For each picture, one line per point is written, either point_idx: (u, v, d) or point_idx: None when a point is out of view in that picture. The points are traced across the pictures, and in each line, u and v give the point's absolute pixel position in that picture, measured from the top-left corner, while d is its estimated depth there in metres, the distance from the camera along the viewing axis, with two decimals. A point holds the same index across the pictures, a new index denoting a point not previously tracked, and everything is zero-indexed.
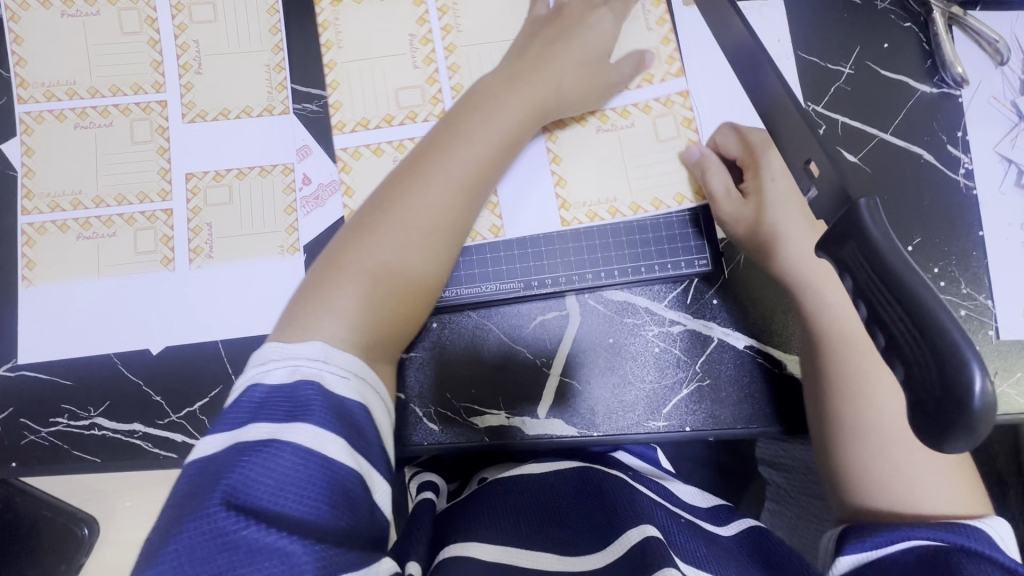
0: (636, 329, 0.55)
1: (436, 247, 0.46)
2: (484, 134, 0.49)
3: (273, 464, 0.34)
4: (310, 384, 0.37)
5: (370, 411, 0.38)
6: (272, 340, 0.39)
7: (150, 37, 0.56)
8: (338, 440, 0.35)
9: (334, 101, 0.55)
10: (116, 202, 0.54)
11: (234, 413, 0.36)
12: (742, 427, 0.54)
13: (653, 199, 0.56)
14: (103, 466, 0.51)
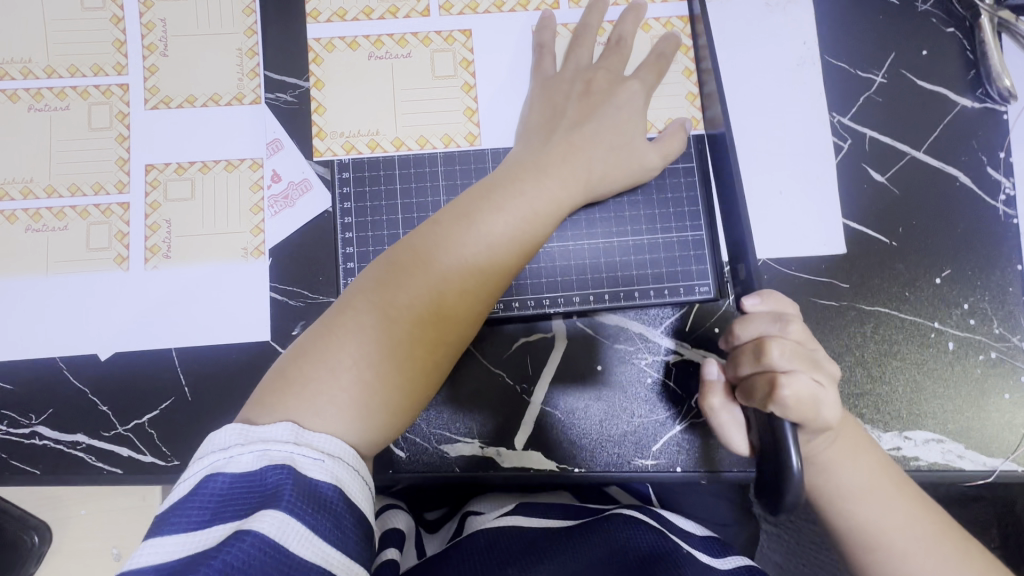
0: (627, 357, 0.50)
1: (462, 305, 0.40)
2: (508, 223, 0.41)
3: (233, 564, 0.29)
4: (280, 469, 0.32)
5: (345, 491, 0.33)
6: (235, 421, 0.34)
7: (113, 14, 0.51)
8: (307, 533, 0.31)
9: (316, 79, 0.51)
10: (69, 193, 0.50)
11: (189, 509, 0.32)
12: (741, 472, 0.49)
13: (653, 216, 0.51)
14: (42, 479, 0.47)
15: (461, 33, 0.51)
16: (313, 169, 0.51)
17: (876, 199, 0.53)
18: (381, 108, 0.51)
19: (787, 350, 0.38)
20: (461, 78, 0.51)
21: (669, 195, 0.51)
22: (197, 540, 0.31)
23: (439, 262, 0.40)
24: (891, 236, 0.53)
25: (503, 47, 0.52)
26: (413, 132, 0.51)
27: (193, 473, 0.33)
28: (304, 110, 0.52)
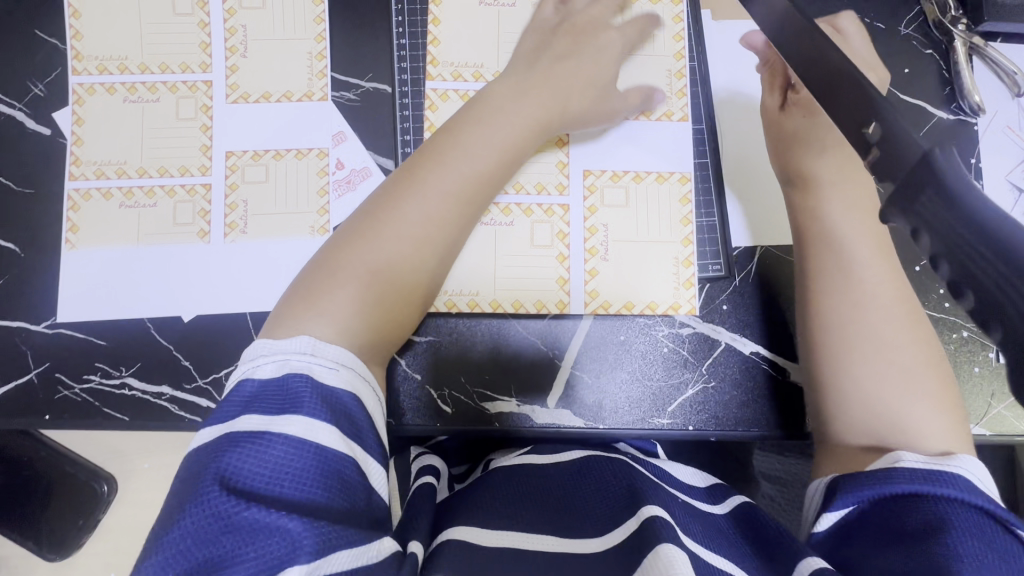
0: (647, 328, 0.57)
1: (457, 203, 0.51)
2: (483, 141, 0.52)
3: (271, 453, 0.37)
4: (298, 376, 0.40)
5: (357, 399, 0.42)
6: (259, 338, 0.43)
7: (200, 19, 0.58)
8: (330, 429, 0.39)
9: (434, 37, 0.59)
10: (158, 174, 0.56)
11: (226, 408, 0.39)
12: (744, 431, 0.56)
13: (672, 203, 0.58)
14: (130, 424, 0.53)
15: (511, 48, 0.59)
16: (373, 160, 0.58)
17: None
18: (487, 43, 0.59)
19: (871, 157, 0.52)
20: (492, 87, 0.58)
21: (685, 185, 0.59)
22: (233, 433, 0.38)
23: (435, 174, 0.50)
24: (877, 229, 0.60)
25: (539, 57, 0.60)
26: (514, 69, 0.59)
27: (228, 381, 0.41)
28: (367, 107, 0.59)
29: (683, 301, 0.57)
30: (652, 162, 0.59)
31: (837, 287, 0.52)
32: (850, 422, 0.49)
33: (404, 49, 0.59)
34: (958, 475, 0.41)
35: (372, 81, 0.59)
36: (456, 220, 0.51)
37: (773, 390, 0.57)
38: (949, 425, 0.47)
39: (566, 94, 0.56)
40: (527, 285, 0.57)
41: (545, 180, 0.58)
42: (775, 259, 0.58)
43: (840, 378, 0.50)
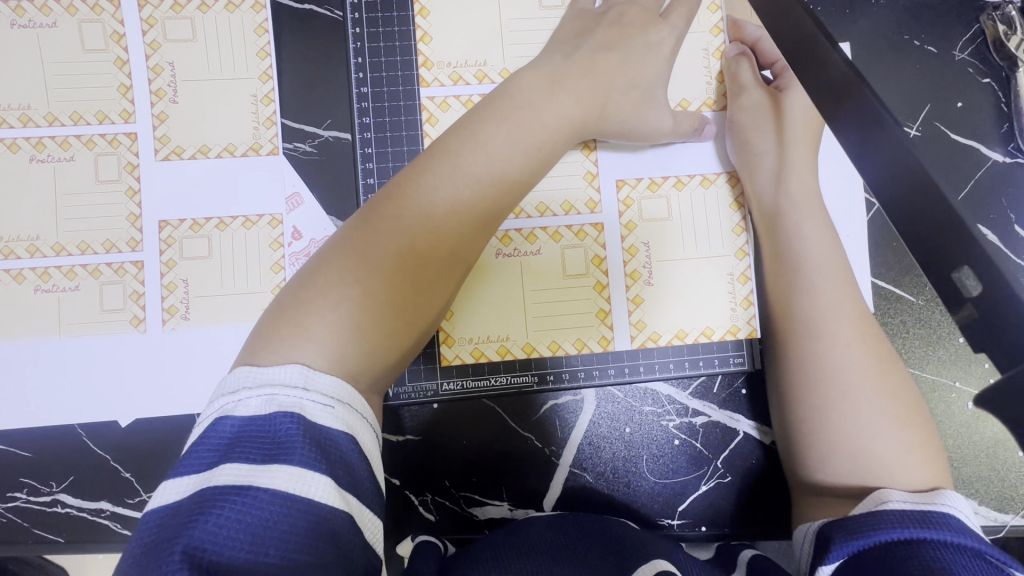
0: (655, 419, 0.50)
1: (473, 211, 0.42)
2: (506, 139, 0.44)
3: (249, 514, 0.28)
4: (288, 416, 0.32)
5: (357, 440, 0.33)
6: (244, 364, 0.35)
7: (117, 56, 0.48)
8: (323, 480, 0.30)
9: (423, 33, 0.49)
10: (79, 251, 0.47)
11: (197, 454, 0.31)
12: (764, 530, 0.50)
13: (685, 262, 0.50)
14: (66, 547, 0.46)
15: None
16: (335, 226, 0.49)
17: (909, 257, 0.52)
18: (484, 39, 0.49)
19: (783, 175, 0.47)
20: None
21: (702, 241, 0.50)
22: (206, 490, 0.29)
23: (442, 177, 0.42)
24: (918, 294, 0.53)
25: None
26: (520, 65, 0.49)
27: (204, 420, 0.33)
28: (326, 162, 0.49)
29: (742, 323, 0.50)
30: (670, 199, 0.50)
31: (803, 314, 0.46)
32: (834, 465, 0.42)
33: (366, 100, 0.49)
34: (948, 515, 0.34)
35: (331, 129, 0.49)
36: (470, 230, 0.42)
37: None
38: (943, 479, 0.40)
39: (555, 147, 0.46)
40: (559, 323, 0.49)
41: (573, 197, 0.50)
42: None
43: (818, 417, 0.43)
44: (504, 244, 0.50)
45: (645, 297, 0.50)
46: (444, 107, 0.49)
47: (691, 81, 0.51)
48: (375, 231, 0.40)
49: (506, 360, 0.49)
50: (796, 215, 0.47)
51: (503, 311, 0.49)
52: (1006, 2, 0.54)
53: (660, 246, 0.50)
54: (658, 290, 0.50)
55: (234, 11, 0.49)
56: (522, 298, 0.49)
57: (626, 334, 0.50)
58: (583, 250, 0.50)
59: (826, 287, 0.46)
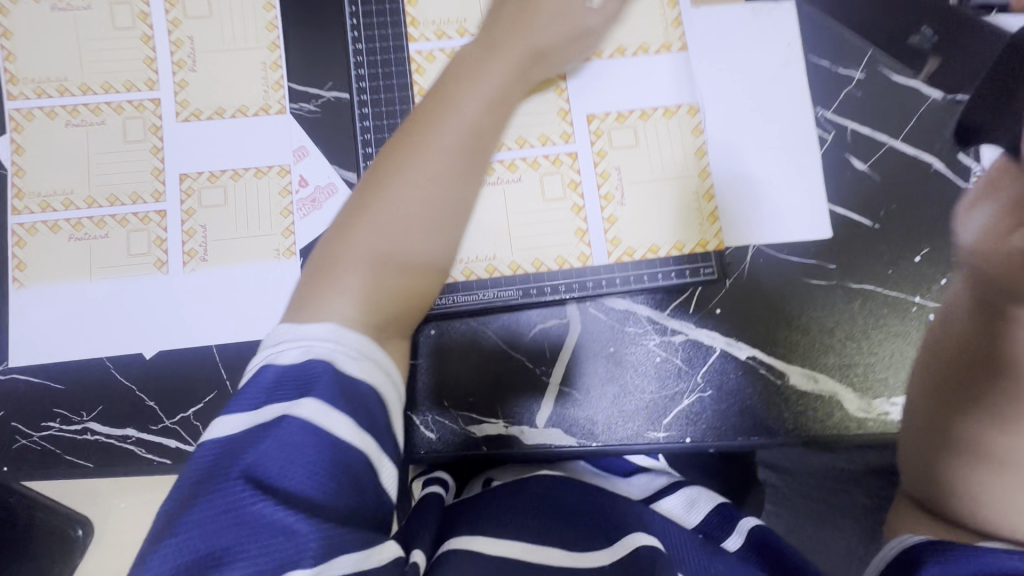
0: (637, 337, 0.54)
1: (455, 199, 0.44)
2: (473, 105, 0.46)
3: (286, 445, 0.33)
4: (323, 363, 0.36)
5: (376, 389, 0.37)
6: (288, 320, 0.39)
7: (143, 33, 0.54)
8: (346, 420, 0.35)
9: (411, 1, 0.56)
10: (109, 203, 0.53)
11: (247, 394, 0.36)
12: (744, 439, 0.54)
13: (652, 187, 0.55)
14: (96, 471, 0.50)
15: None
16: (338, 174, 0.55)
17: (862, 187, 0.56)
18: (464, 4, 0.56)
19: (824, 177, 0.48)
20: None
21: (668, 167, 0.56)
22: (253, 419, 0.35)
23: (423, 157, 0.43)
24: (875, 220, 0.56)
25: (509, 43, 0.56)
26: None
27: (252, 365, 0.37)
28: (328, 118, 0.55)
29: (709, 236, 0.55)
30: (637, 132, 0.56)
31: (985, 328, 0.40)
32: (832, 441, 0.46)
33: (359, 54, 0.55)
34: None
35: (332, 90, 0.55)
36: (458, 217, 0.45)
37: (769, 395, 0.54)
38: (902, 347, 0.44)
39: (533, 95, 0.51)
40: (542, 241, 0.55)
41: (549, 133, 0.56)
42: (767, 257, 0.55)
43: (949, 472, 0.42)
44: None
45: (618, 217, 0.55)
46: (449, 55, 0.55)
47: (640, 29, 0.57)
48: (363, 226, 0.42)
49: (494, 277, 0.54)
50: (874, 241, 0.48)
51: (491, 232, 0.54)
52: None
53: (629, 169, 0.55)
54: (630, 210, 0.55)
55: None
56: (505, 221, 0.54)
57: (604, 252, 0.55)
58: (560, 180, 0.55)
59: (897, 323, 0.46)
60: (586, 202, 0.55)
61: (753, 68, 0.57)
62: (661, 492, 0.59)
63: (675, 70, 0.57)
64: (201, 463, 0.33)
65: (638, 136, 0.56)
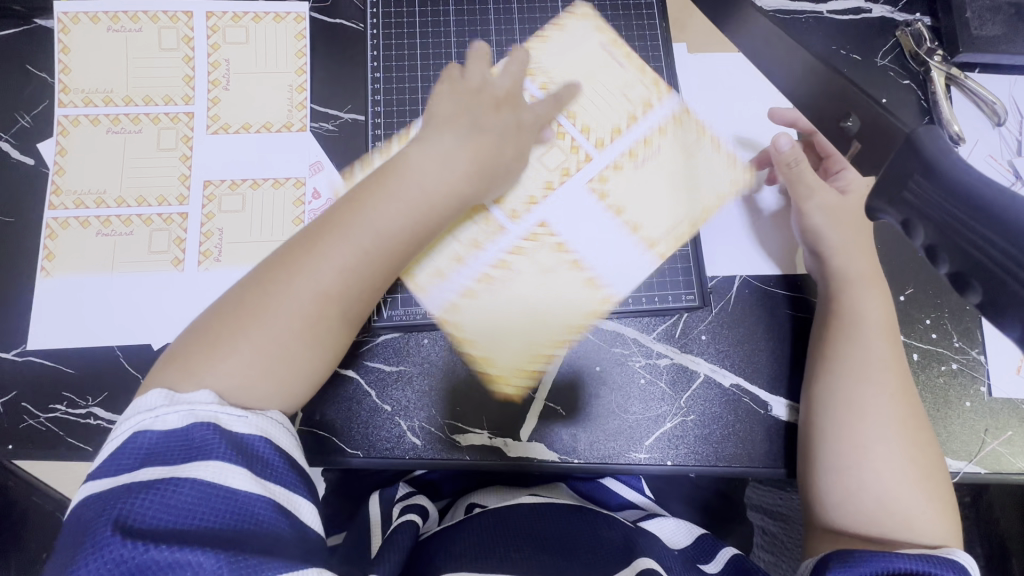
0: (622, 359, 0.56)
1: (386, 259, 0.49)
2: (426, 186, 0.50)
3: (177, 500, 0.35)
4: (204, 425, 0.38)
5: (269, 441, 0.41)
6: (162, 389, 0.40)
7: (185, 54, 0.60)
8: (241, 472, 0.37)
9: (431, 40, 0.62)
10: (136, 204, 0.57)
11: (118, 460, 0.37)
12: (725, 466, 0.54)
13: (640, 215, 0.58)
14: (93, 455, 0.52)
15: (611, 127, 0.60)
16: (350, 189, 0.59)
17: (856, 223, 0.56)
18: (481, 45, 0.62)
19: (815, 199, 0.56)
20: None
21: (658, 201, 0.59)
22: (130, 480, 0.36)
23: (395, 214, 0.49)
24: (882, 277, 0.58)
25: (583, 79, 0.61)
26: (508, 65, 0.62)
27: (120, 434, 0.38)
28: (346, 138, 0.60)
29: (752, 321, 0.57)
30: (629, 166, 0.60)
31: (842, 347, 0.53)
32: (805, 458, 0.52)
33: (379, 82, 0.60)
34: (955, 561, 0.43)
35: (351, 112, 0.60)
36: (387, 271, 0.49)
37: (751, 423, 0.55)
38: (862, 398, 0.51)
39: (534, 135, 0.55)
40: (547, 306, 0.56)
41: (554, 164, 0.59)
42: (754, 288, 0.58)
43: (827, 468, 0.50)
44: (476, 245, 0.57)
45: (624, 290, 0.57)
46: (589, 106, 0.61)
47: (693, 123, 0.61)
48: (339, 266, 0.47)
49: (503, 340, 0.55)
50: (864, 289, 0.54)
51: (492, 301, 0.56)
52: (916, 20, 0.65)
53: (648, 249, 0.58)
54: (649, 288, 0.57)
55: (279, 21, 0.61)
56: (519, 283, 0.56)
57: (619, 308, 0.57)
58: (555, 205, 0.58)
59: (871, 371, 0.51)
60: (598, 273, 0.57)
61: (740, 114, 0.61)
62: (646, 519, 0.59)
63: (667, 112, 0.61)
64: (82, 525, 0.34)
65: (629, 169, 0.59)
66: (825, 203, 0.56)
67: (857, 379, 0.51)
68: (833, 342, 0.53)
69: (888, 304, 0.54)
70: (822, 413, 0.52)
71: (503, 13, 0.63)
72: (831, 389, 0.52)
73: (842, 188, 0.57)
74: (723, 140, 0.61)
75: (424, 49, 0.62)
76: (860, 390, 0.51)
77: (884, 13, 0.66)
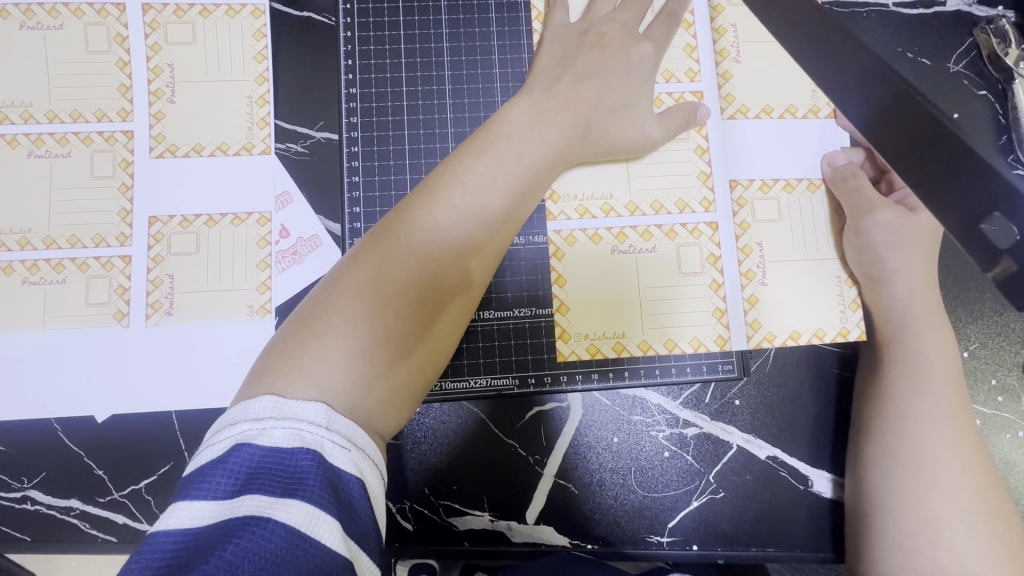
0: (644, 428, 0.49)
1: (463, 258, 0.41)
2: (494, 175, 0.42)
3: (266, 553, 0.27)
4: (309, 453, 0.31)
5: (367, 487, 0.33)
6: (270, 394, 0.33)
7: (119, 58, 0.49)
8: (335, 525, 0.30)
9: (420, 38, 0.51)
10: (69, 245, 0.48)
11: (213, 480, 0.30)
12: (758, 550, 0.48)
13: (671, 260, 0.50)
14: (33, 546, 0.45)
15: (692, 95, 0.51)
16: (323, 226, 0.49)
17: (925, 270, 0.48)
18: (482, 47, 0.51)
19: (880, 227, 0.48)
20: (468, 117, 0.51)
21: (688, 245, 0.50)
22: (223, 513, 0.29)
23: (459, 212, 0.41)
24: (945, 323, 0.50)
25: (780, 76, 0.51)
26: (511, 75, 0.51)
27: (222, 442, 0.31)
28: (317, 162, 0.50)
29: (851, 325, 0.49)
30: (656, 201, 0.50)
31: (906, 400, 0.45)
32: (865, 540, 0.44)
33: (354, 100, 0.50)
34: None
35: (323, 131, 0.50)
36: (457, 277, 0.41)
37: (789, 502, 0.48)
38: (930, 473, 0.43)
39: (544, 164, 0.44)
40: (671, 320, 0.50)
41: (584, 201, 0.50)
42: (800, 346, 0.49)
43: (881, 549, 0.43)
44: (594, 243, 0.50)
45: (760, 297, 0.50)
46: (659, 102, 0.51)
47: (788, 88, 0.51)
48: (409, 269, 0.39)
49: (621, 357, 0.49)
50: (926, 332, 0.46)
51: (607, 310, 0.49)
52: (1000, 15, 0.54)
53: (772, 246, 0.50)
54: (773, 291, 0.50)
55: (233, 16, 0.50)
56: (616, 293, 0.50)
57: (742, 335, 0.49)
58: (576, 246, 0.50)
59: (935, 431, 0.44)
60: (725, 278, 0.50)
61: (795, 134, 0.51)
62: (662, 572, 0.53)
63: (714, 136, 0.51)
64: (160, 558, 0.27)
65: (656, 204, 0.50)
66: (888, 240, 0.48)
67: (918, 445, 0.44)
68: (893, 399, 0.45)
69: (952, 361, 0.46)
70: (876, 484, 0.44)
71: (505, 8, 0.52)
72: (887, 455, 0.44)
73: (911, 206, 0.49)
74: (777, 167, 0.51)
75: (412, 50, 0.51)
76: (922, 462, 0.43)
77: (962, 5, 0.54)
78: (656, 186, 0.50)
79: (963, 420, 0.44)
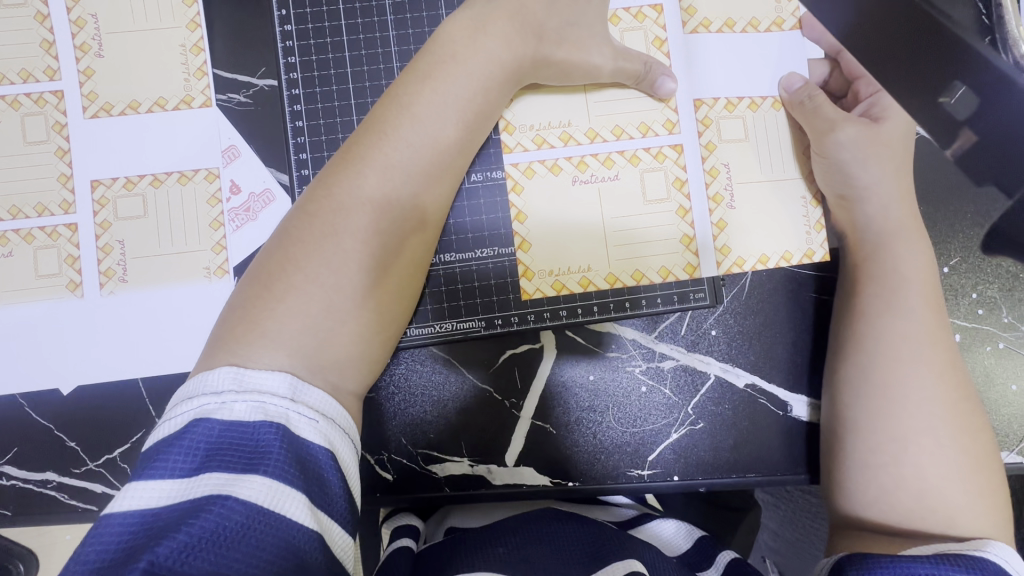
0: (620, 365, 0.48)
1: (414, 198, 0.39)
2: (445, 108, 0.40)
3: (225, 533, 0.26)
4: (273, 427, 0.30)
5: (337, 458, 0.32)
6: (229, 364, 0.32)
7: (37, 11, 0.46)
8: (302, 500, 0.29)
9: None
10: (10, 216, 0.46)
11: (169, 458, 0.29)
12: (740, 478, 0.48)
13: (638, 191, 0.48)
14: (13, 519, 0.45)
15: (652, 10, 0.48)
16: (274, 178, 0.47)
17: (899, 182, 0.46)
18: None
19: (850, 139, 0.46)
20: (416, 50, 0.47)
21: (654, 173, 0.48)
22: (184, 492, 0.28)
23: (408, 151, 0.39)
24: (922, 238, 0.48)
25: None
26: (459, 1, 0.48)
27: (180, 418, 0.30)
28: (262, 111, 0.47)
29: (816, 246, 0.48)
30: (618, 126, 0.48)
31: (877, 317, 0.44)
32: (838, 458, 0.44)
33: (292, 39, 0.47)
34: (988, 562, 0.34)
35: (265, 77, 0.47)
36: (409, 219, 0.39)
37: (768, 426, 0.48)
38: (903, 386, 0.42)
39: (496, 95, 0.42)
40: (640, 251, 0.48)
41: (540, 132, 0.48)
42: (775, 270, 0.48)
43: (856, 466, 0.42)
44: (553, 175, 0.48)
45: (730, 223, 0.48)
46: (615, 19, 0.48)
47: None
48: (357, 214, 0.37)
49: (588, 293, 0.48)
50: (901, 246, 0.45)
51: (574, 246, 0.48)
52: None
53: (740, 169, 0.48)
54: (741, 217, 0.48)
55: None
56: (581, 227, 0.48)
57: (711, 263, 0.48)
58: (537, 183, 0.48)
59: (908, 345, 0.43)
60: (692, 204, 0.48)
61: (761, 46, 0.48)
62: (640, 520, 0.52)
63: (676, 54, 0.48)
64: (117, 542, 0.26)
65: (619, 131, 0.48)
66: (859, 154, 0.46)
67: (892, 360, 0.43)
68: (867, 316, 0.44)
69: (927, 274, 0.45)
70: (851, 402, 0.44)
71: None
72: (862, 373, 0.44)
73: (876, 116, 0.47)
74: (743, 84, 0.48)
75: None
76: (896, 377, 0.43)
77: None
78: (619, 112, 0.48)
79: (938, 332, 0.44)
